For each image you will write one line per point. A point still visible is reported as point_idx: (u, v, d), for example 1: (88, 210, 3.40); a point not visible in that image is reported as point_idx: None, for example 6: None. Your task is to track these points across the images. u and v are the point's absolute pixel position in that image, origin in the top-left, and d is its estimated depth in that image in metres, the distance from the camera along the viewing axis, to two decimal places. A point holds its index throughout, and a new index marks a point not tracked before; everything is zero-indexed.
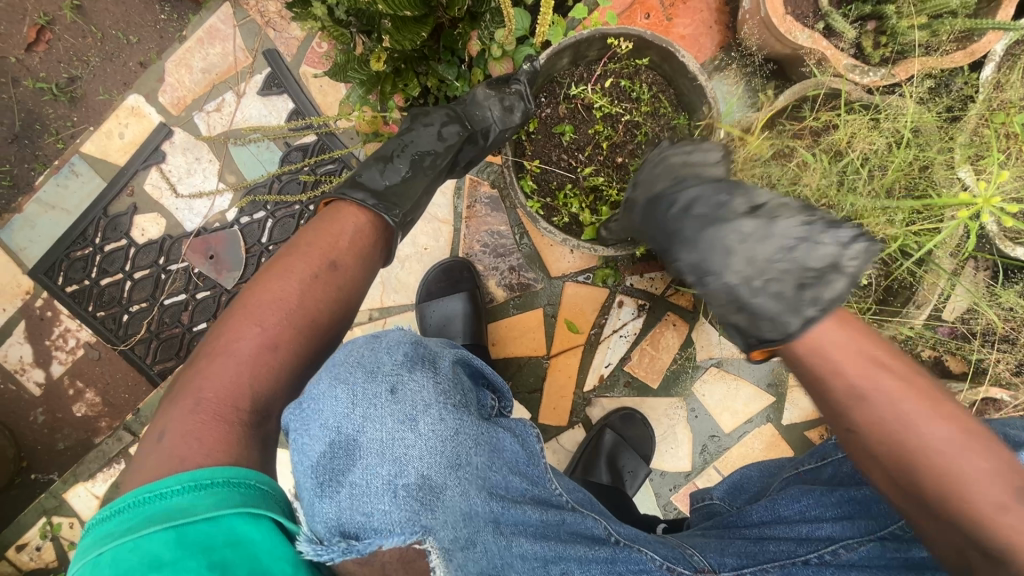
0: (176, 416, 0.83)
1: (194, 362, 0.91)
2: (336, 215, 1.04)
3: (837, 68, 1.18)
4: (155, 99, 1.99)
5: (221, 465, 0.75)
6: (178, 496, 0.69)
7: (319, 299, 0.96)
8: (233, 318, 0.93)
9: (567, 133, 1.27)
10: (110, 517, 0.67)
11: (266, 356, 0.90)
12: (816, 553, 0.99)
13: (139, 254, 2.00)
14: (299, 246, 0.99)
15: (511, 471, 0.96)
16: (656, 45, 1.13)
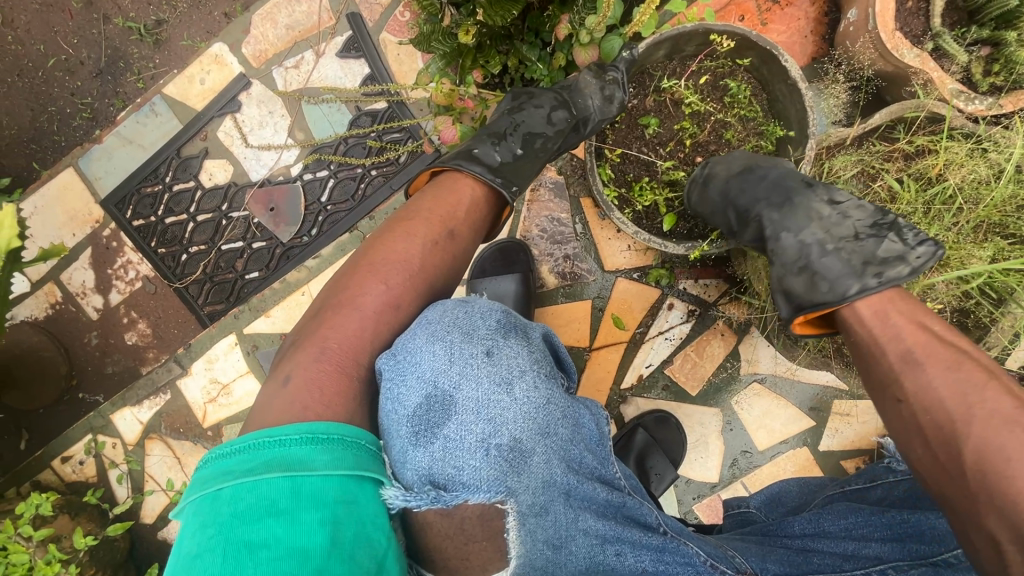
0: (306, 361, 0.88)
1: (318, 312, 0.96)
2: (454, 186, 1.08)
3: (941, 91, 1.14)
4: (238, 50, 2.05)
5: (335, 423, 0.78)
6: (296, 446, 0.72)
7: (438, 265, 1.03)
8: (358, 273, 0.98)
9: (652, 126, 1.28)
10: (234, 453, 0.70)
11: (389, 315, 0.96)
12: (863, 570, 0.98)
13: (204, 197, 2.07)
14: (420, 211, 1.05)
15: (586, 448, 0.97)
16: (759, 47, 1.12)
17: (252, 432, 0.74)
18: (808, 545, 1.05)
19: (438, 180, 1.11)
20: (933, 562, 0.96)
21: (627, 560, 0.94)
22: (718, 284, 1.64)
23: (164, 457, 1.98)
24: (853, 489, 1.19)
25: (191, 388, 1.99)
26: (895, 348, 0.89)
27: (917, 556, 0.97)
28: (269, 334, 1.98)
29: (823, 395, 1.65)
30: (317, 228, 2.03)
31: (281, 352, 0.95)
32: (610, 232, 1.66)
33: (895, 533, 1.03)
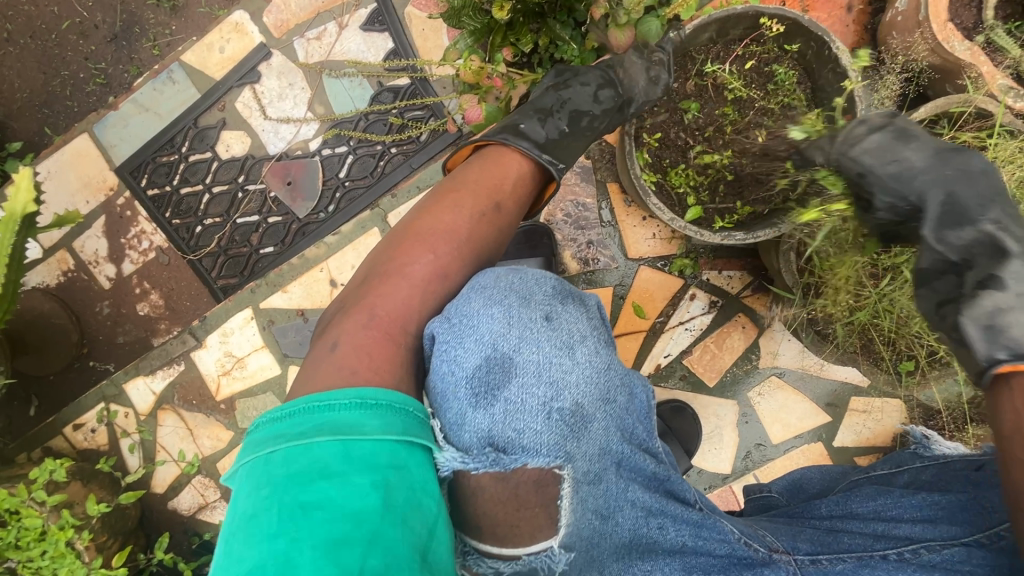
0: (352, 328, 0.86)
1: (364, 281, 0.95)
2: (501, 159, 1.08)
3: (992, 87, 1.12)
4: (259, 19, 2.01)
5: (384, 389, 0.76)
6: (346, 411, 0.71)
7: (485, 237, 1.02)
8: (405, 242, 0.97)
9: (692, 110, 1.25)
10: (285, 417, 0.70)
11: (436, 283, 0.94)
12: (895, 550, 0.95)
13: (221, 168, 2.04)
14: (467, 183, 1.04)
15: (638, 421, 0.97)
16: (810, 32, 1.09)
17: (301, 398, 0.74)
18: (837, 526, 1.04)
19: (482, 152, 1.10)
20: (965, 542, 0.93)
21: (668, 534, 0.96)
22: (742, 276, 1.64)
23: (176, 428, 1.98)
24: (878, 475, 1.20)
25: (205, 361, 1.98)
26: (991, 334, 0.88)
27: (950, 536, 0.94)
28: (286, 309, 1.96)
29: (840, 390, 1.65)
30: (334, 205, 2.01)
31: (326, 321, 0.94)
32: (635, 219, 1.65)
33: (927, 514, 1.00)
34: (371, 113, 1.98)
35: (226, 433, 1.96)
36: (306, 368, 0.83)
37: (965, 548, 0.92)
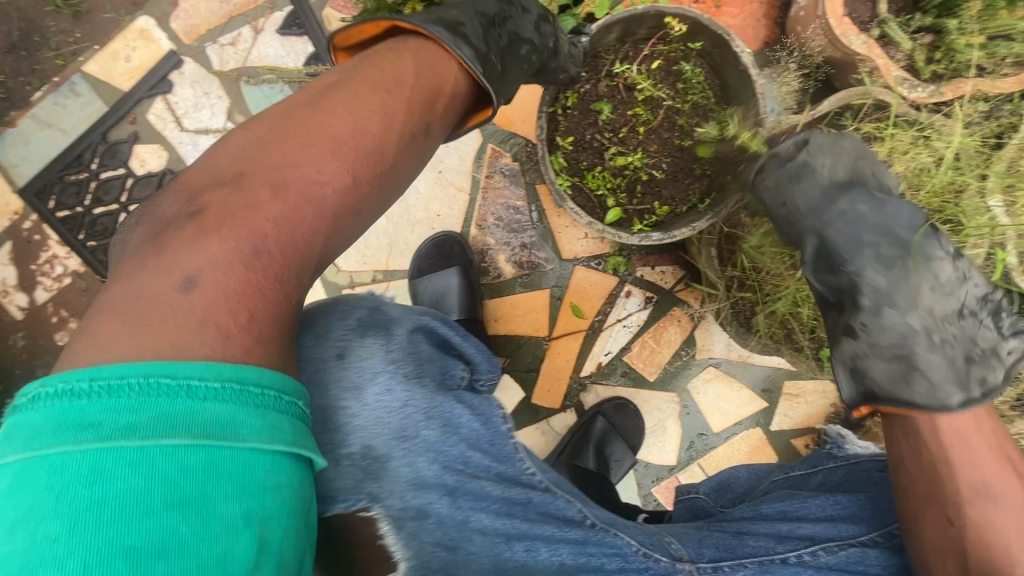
0: (220, 263, 0.72)
1: (242, 193, 0.77)
2: (429, 63, 0.92)
3: (887, 78, 1.15)
4: (167, 24, 1.89)
5: (269, 371, 0.67)
6: (212, 401, 0.60)
7: (408, 164, 0.89)
8: (303, 153, 0.79)
9: (604, 112, 1.25)
10: (118, 398, 0.57)
11: (346, 209, 0.81)
12: (795, 552, 1.03)
13: (136, 185, 1.92)
14: (389, 88, 0.87)
15: (467, 446, 0.99)
16: (711, 31, 1.09)
17: (148, 363, 0.61)
18: (744, 528, 1.09)
19: (402, 47, 0.92)
20: (860, 542, 1.04)
21: (540, 556, 0.97)
22: (675, 270, 1.66)
23: None
24: (795, 475, 1.23)
25: None
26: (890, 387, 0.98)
27: (846, 536, 1.04)
28: None
29: (775, 376, 1.69)
30: None
31: (165, 235, 0.75)
32: (566, 220, 1.64)
33: (828, 513, 1.08)
34: None
35: None
36: (142, 304, 0.68)
37: (858, 548, 1.03)
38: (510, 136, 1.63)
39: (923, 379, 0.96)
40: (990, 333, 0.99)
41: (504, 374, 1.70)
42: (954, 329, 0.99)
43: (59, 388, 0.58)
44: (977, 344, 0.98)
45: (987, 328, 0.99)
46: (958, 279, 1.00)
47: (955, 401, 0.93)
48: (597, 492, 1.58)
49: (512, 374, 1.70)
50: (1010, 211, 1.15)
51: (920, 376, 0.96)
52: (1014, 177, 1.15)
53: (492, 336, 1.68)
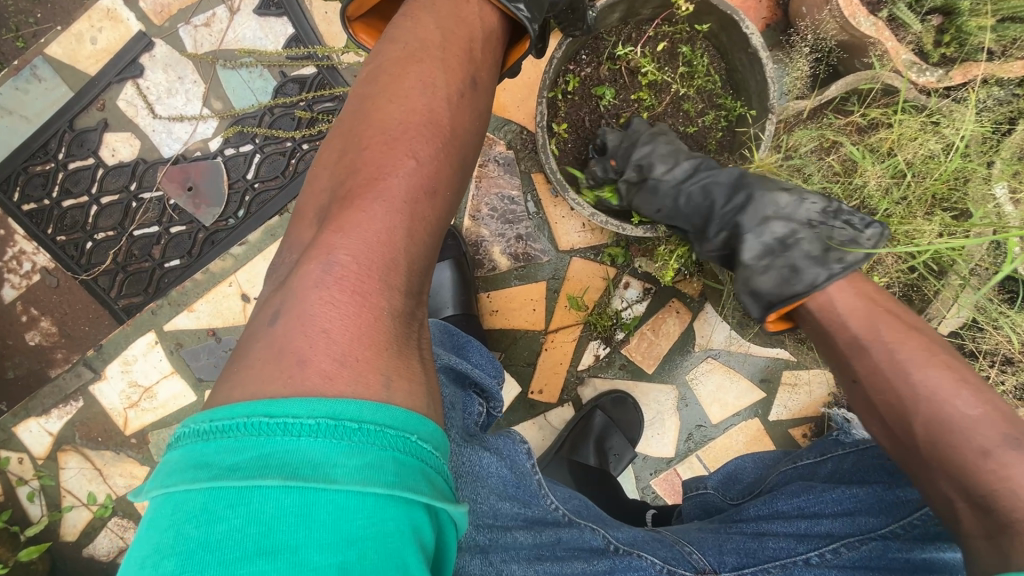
0: (310, 282, 0.66)
1: (329, 212, 0.73)
2: (460, 14, 0.86)
3: (896, 62, 1.11)
4: (135, 4, 1.78)
5: (370, 402, 0.58)
6: (314, 438, 0.53)
7: (465, 122, 0.82)
8: (375, 147, 0.75)
9: (606, 97, 1.19)
10: (224, 436, 0.52)
11: (424, 203, 0.74)
12: (816, 552, 1.01)
13: (108, 176, 1.81)
14: (428, 51, 0.82)
15: (497, 496, 0.97)
16: (719, 12, 1.04)
17: (260, 400, 0.56)
18: (763, 529, 1.09)
19: (417, 7, 0.88)
20: (881, 535, 0.99)
21: None
22: None
23: (82, 469, 1.79)
24: (804, 466, 1.21)
25: (107, 394, 1.79)
26: (844, 335, 0.93)
27: (865, 530, 1.00)
28: (194, 330, 1.80)
29: (773, 366, 1.67)
30: (243, 210, 1.81)
31: (273, 285, 0.73)
32: (563, 210, 1.59)
33: (845, 506, 1.05)
34: (277, 107, 1.79)
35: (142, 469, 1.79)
36: (249, 339, 0.66)
37: (881, 542, 0.99)
38: (505, 123, 1.57)
39: (794, 273, 0.98)
40: (848, 232, 1.00)
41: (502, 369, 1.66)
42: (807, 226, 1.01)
43: (179, 428, 0.55)
44: (834, 239, 0.99)
45: (842, 229, 1.00)
46: (796, 199, 1.03)
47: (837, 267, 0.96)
48: (601, 488, 1.57)
49: (509, 368, 1.66)
50: (1014, 199, 1.14)
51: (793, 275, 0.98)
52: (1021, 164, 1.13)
53: (488, 329, 1.64)
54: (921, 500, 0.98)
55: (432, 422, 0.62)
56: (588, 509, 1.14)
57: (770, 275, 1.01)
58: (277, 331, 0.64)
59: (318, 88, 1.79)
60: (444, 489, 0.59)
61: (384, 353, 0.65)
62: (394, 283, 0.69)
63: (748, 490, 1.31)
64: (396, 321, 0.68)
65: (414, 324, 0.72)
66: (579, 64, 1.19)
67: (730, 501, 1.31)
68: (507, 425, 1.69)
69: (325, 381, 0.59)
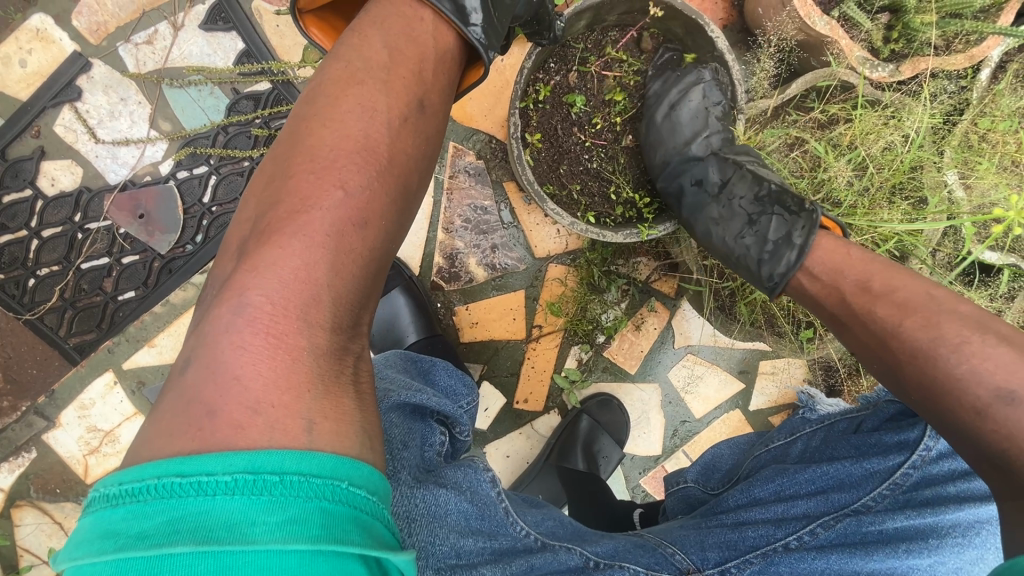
0: (220, 327, 0.64)
1: (248, 245, 0.70)
2: (411, 33, 0.82)
3: (850, 60, 1.14)
4: (67, 23, 1.66)
5: (294, 453, 0.55)
6: (228, 498, 0.49)
7: (409, 148, 0.78)
8: (303, 174, 0.72)
9: (578, 103, 1.19)
10: (132, 501, 0.49)
11: (352, 236, 0.70)
12: (795, 535, 1.00)
13: (48, 208, 1.69)
14: (371, 73, 0.78)
15: (458, 533, 0.95)
16: (685, 17, 1.07)
17: (172, 458, 0.52)
18: (744, 518, 1.08)
19: (366, 21, 0.83)
20: (854, 510, 1.00)
21: None
22: (650, 261, 1.60)
23: (40, 525, 1.66)
24: (776, 448, 1.27)
25: (64, 442, 1.67)
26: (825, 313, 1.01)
27: (839, 506, 1.01)
28: (157, 366, 1.70)
29: (751, 358, 1.70)
30: (202, 234, 1.72)
31: (197, 320, 0.70)
32: (537, 217, 1.58)
33: (819, 486, 1.06)
34: (230, 125, 1.71)
35: None
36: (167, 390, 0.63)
37: (854, 519, 1.00)
38: (472, 133, 1.55)
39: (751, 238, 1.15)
40: (786, 218, 1.10)
41: (484, 382, 1.64)
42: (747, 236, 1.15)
43: (93, 491, 0.52)
44: (770, 238, 1.10)
45: (780, 217, 1.11)
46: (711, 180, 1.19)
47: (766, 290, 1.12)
48: (587, 491, 1.53)
49: (491, 381, 1.64)
50: (964, 184, 1.21)
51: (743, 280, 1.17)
52: (969, 152, 1.20)
53: (468, 343, 1.62)
54: (887, 469, 1.02)
55: (365, 464, 0.59)
56: (565, 530, 1.12)
57: (741, 266, 1.15)
58: (189, 379, 0.62)
59: (274, 105, 1.72)
60: (384, 536, 0.56)
61: (305, 396, 0.61)
62: (317, 319, 0.66)
63: (727, 478, 1.33)
64: (318, 359, 0.65)
65: (347, 358, 0.69)
66: (548, 73, 1.18)
67: (711, 491, 1.32)
68: (493, 437, 1.67)
69: (235, 432, 0.56)
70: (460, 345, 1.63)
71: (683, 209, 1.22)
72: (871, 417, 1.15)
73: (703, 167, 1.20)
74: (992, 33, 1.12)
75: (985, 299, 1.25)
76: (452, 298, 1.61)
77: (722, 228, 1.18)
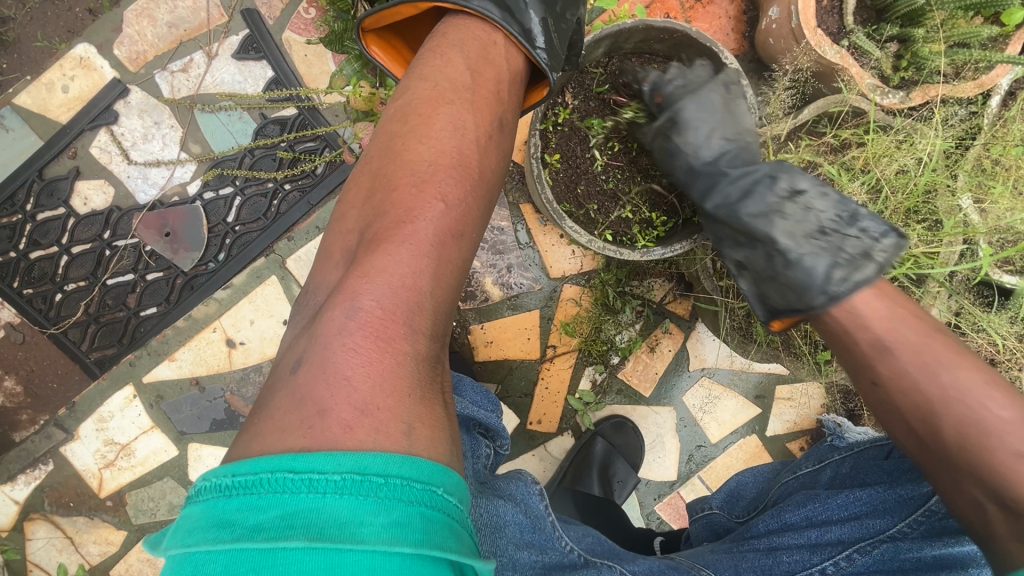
0: (333, 329, 0.65)
1: (357, 256, 0.73)
2: (488, 56, 0.87)
3: (860, 87, 1.17)
4: (109, 52, 1.75)
5: (394, 456, 0.56)
6: (339, 499, 0.50)
7: (492, 165, 0.84)
8: (404, 187, 0.75)
9: (597, 128, 1.23)
10: (246, 494, 0.50)
11: (453, 246, 0.74)
12: (831, 561, 1.00)
13: (79, 225, 1.75)
14: (459, 93, 0.82)
15: (516, 545, 0.94)
16: (699, 43, 1.10)
17: (281, 454, 0.54)
18: (776, 543, 1.07)
19: (444, 43, 0.87)
20: (891, 536, 0.98)
21: None
22: (664, 283, 1.61)
23: (52, 539, 1.66)
24: (804, 474, 1.24)
25: (80, 455, 1.68)
26: (867, 338, 0.87)
27: (874, 533, 0.99)
28: (176, 380, 1.72)
29: (765, 382, 1.68)
30: (224, 253, 1.77)
31: (299, 328, 0.73)
32: (553, 238, 1.61)
33: (852, 511, 1.04)
34: (257, 148, 1.77)
35: (119, 534, 1.68)
36: (269, 390, 0.65)
37: (892, 545, 0.97)
38: None
39: (804, 255, 0.95)
40: (864, 241, 0.94)
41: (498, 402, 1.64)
42: (819, 239, 0.96)
43: (201, 480, 0.53)
44: (847, 248, 0.93)
45: (855, 237, 0.95)
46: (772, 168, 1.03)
47: (818, 302, 0.92)
48: (603, 517, 1.51)
49: (507, 401, 1.64)
50: (979, 208, 1.22)
51: (797, 289, 0.96)
52: (982, 176, 1.22)
53: (483, 362, 1.62)
54: (921, 496, 0.98)
55: (455, 473, 0.60)
56: (603, 546, 1.11)
57: (802, 268, 0.95)
58: (300, 380, 0.63)
59: (299, 129, 1.78)
60: (470, 544, 0.57)
61: (406, 400, 0.63)
62: (420, 326, 0.69)
63: (751, 507, 1.32)
64: (419, 366, 0.67)
65: (440, 365, 0.72)
66: (568, 97, 1.22)
67: (736, 520, 1.30)
68: (507, 458, 1.66)
69: (345, 432, 0.57)
70: (475, 364, 1.63)
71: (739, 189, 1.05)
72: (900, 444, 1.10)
73: (782, 168, 1.03)
74: (999, 62, 1.15)
75: (1006, 321, 1.24)
76: (468, 317, 1.62)
77: (790, 226, 0.98)
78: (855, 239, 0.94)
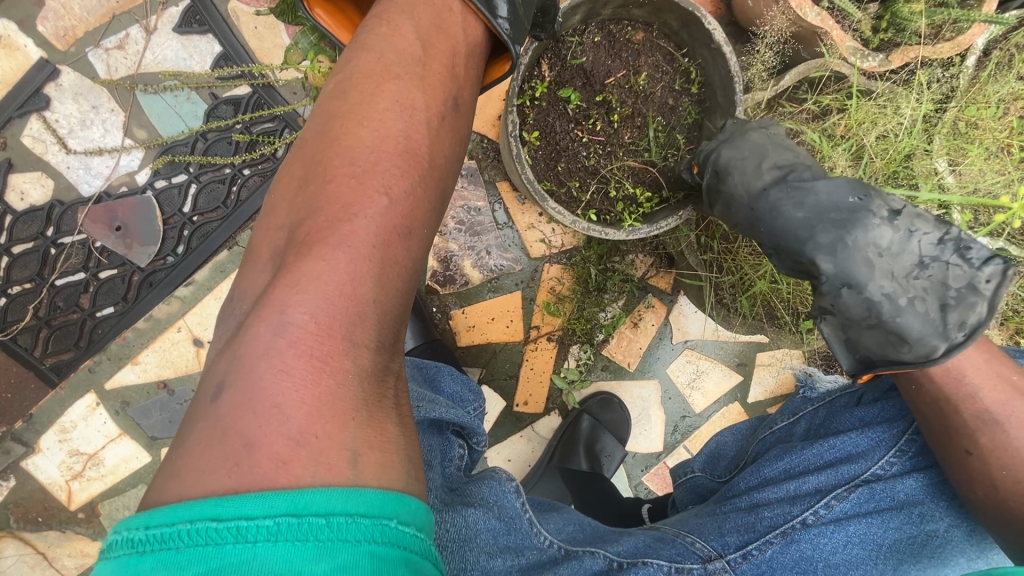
0: (260, 349, 0.60)
1: (287, 258, 0.67)
2: (441, 24, 0.78)
3: (842, 50, 1.14)
4: (32, 28, 1.58)
5: (337, 491, 0.52)
6: (270, 550, 0.47)
7: (446, 150, 0.76)
8: (342, 180, 0.68)
9: (573, 99, 1.17)
10: (162, 549, 0.47)
11: (398, 245, 0.68)
12: (811, 511, 1.00)
13: (17, 223, 1.61)
14: (406, 68, 0.74)
15: (488, 554, 0.91)
16: (680, 9, 1.05)
17: (206, 500, 0.50)
18: (758, 499, 1.06)
19: (393, 9, 0.79)
20: (865, 480, 1.01)
21: None
22: (645, 257, 1.60)
23: (22, 556, 1.59)
24: (782, 429, 1.24)
25: (44, 468, 1.59)
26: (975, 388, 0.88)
27: (852, 478, 1.01)
28: (142, 384, 1.63)
29: (747, 350, 1.70)
30: (183, 246, 1.66)
31: (224, 342, 0.67)
32: (532, 216, 1.56)
33: (829, 460, 1.05)
34: (210, 131, 1.64)
35: (95, 545, 1.61)
36: (191, 419, 0.59)
37: (867, 488, 1.01)
38: None
39: (908, 334, 0.90)
40: (962, 269, 0.90)
41: (483, 386, 1.61)
42: (923, 279, 0.91)
43: (113, 533, 0.49)
44: (950, 286, 0.90)
45: (957, 266, 0.90)
46: (903, 236, 0.93)
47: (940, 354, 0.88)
48: (594, 491, 1.55)
49: (491, 384, 1.62)
50: (954, 170, 1.23)
51: (906, 339, 0.90)
52: (959, 139, 1.22)
53: (466, 348, 1.59)
54: (893, 437, 1.04)
55: (413, 499, 0.57)
56: (584, 533, 1.08)
57: (916, 331, 0.89)
58: (222, 408, 0.57)
59: (255, 109, 1.66)
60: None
61: (349, 425, 0.58)
62: (362, 339, 0.63)
63: (733, 466, 1.31)
64: (364, 383, 0.62)
65: (389, 379, 0.67)
66: (541, 69, 1.16)
67: (719, 480, 1.31)
68: (494, 441, 1.65)
69: (277, 466, 0.53)
70: (457, 349, 1.60)
71: (842, 225, 0.95)
72: (872, 390, 1.14)
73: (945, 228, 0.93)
74: (976, 21, 1.13)
75: None
76: (448, 301, 1.57)
77: (896, 276, 0.92)
78: (954, 273, 0.90)
